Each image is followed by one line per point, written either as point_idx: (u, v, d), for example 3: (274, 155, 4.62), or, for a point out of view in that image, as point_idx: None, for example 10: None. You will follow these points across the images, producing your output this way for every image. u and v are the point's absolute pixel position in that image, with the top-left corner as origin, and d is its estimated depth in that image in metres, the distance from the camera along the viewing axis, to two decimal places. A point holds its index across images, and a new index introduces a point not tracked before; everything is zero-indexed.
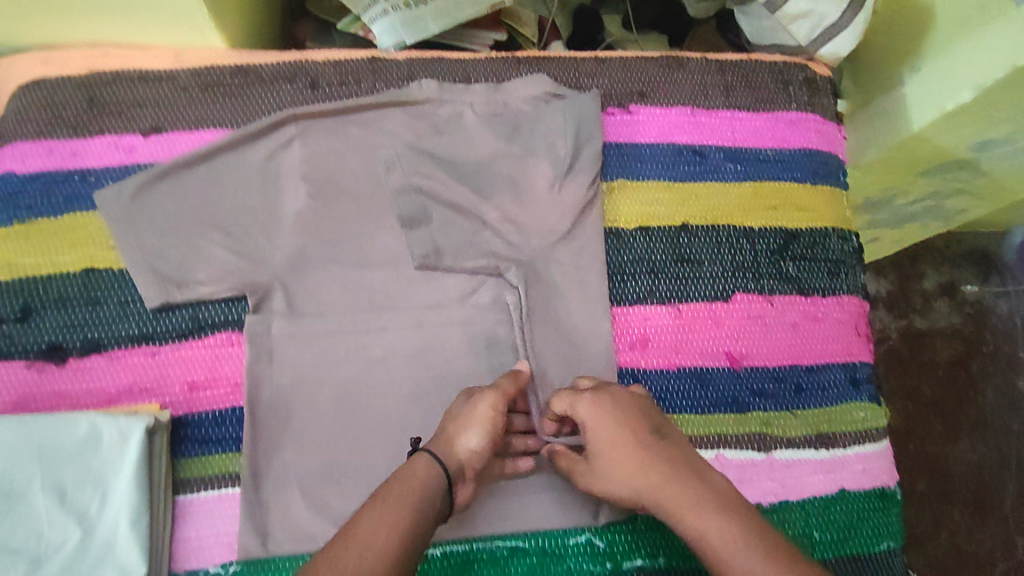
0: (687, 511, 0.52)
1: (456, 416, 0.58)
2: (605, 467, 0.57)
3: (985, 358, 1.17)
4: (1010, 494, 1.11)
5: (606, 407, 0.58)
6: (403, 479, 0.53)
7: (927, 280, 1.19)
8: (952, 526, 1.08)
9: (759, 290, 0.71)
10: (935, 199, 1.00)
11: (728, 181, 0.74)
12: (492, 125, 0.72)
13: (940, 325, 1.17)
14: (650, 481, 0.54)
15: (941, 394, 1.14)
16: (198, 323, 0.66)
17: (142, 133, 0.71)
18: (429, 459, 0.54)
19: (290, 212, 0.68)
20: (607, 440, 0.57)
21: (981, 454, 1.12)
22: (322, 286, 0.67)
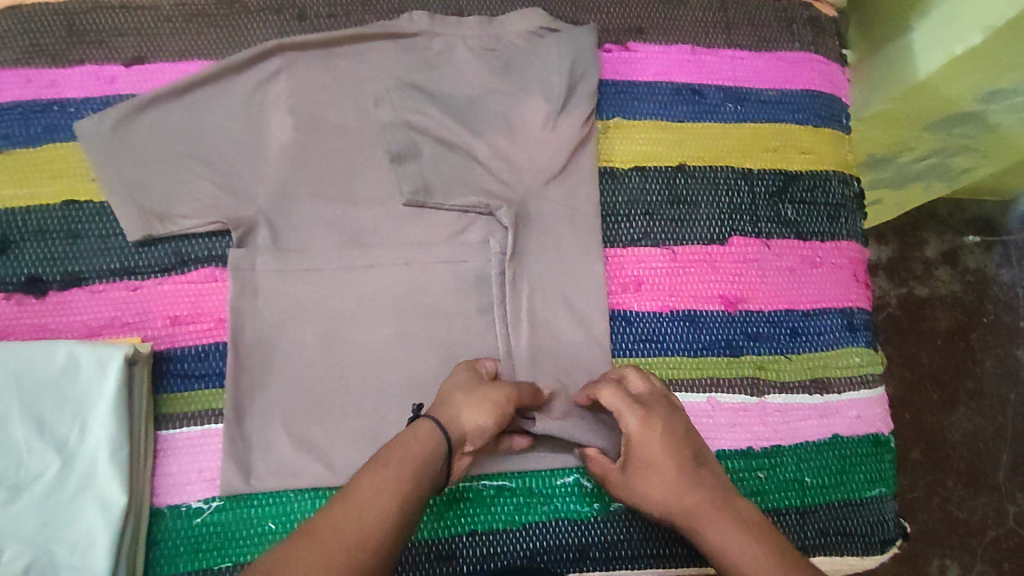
0: (711, 525, 0.52)
1: (469, 387, 0.56)
2: (637, 479, 0.56)
3: (986, 329, 1.13)
4: (1005, 465, 1.07)
5: (657, 422, 0.56)
6: (406, 442, 0.50)
7: (929, 247, 1.15)
8: (944, 492, 1.06)
9: (756, 233, 0.70)
10: (940, 156, 0.92)
11: (728, 121, 0.73)
12: (485, 60, 0.70)
13: (940, 293, 1.13)
14: (684, 502, 0.54)
15: (939, 363, 1.10)
16: (182, 257, 0.65)
17: (123, 63, 0.68)
18: (434, 425, 0.52)
19: (274, 146, 0.66)
20: (650, 455, 0.55)
21: (978, 425, 1.09)
22: (307, 221, 0.65)
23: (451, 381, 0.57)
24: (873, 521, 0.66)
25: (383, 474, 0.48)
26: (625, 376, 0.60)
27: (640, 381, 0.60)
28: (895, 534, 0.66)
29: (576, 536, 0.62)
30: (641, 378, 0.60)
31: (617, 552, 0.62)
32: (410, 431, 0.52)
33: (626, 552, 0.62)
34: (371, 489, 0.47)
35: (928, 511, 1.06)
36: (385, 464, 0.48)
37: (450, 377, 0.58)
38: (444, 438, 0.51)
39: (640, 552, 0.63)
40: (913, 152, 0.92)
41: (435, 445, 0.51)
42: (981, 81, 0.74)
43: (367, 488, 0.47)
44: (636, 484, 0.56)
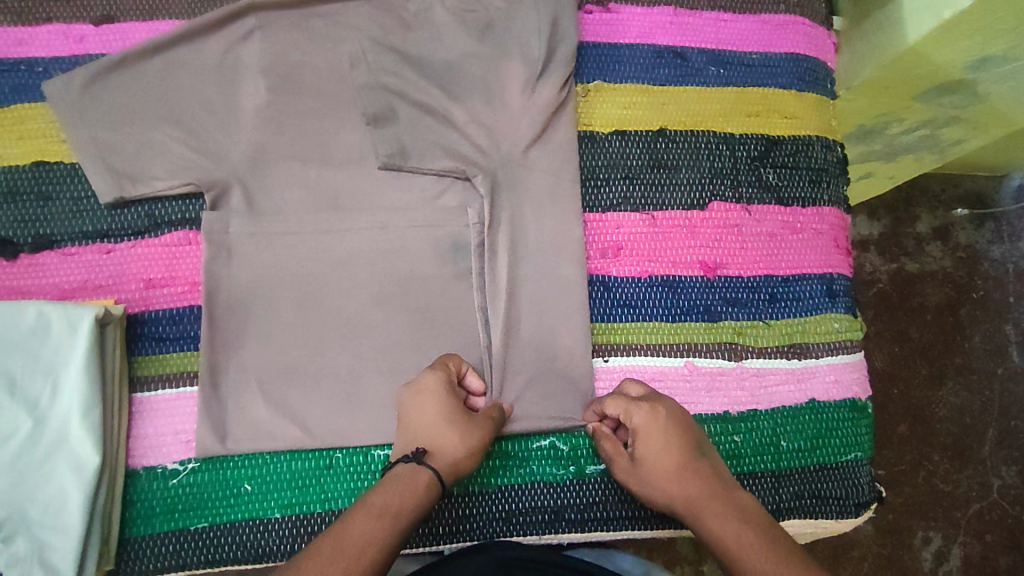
0: (708, 512, 0.52)
1: (463, 427, 0.55)
2: (645, 472, 0.56)
3: (975, 304, 1.12)
4: (991, 439, 1.08)
5: (659, 416, 0.56)
6: (404, 489, 0.51)
7: (921, 223, 1.15)
8: (930, 466, 1.07)
9: (736, 199, 0.70)
10: (931, 127, 0.91)
11: (710, 85, 0.72)
12: (463, 20, 0.68)
13: (931, 269, 1.13)
14: (687, 493, 0.53)
15: (927, 338, 1.10)
16: (154, 220, 0.64)
17: (92, 22, 0.67)
18: (432, 474, 0.52)
19: (247, 107, 0.65)
20: (653, 449, 0.55)
21: (964, 399, 1.09)
22: (282, 185, 0.64)
23: (435, 409, 0.55)
24: (848, 484, 0.66)
25: (375, 518, 0.48)
26: (628, 387, 0.62)
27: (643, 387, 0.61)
28: (870, 497, 0.66)
29: (551, 498, 0.63)
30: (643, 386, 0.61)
31: (593, 514, 0.63)
32: (405, 472, 0.52)
33: (601, 514, 0.63)
34: (361, 530, 0.47)
35: (913, 484, 1.06)
36: (376, 507, 0.49)
37: (429, 399, 0.56)
38: (440, 490, 0.53)
39: (614, 514, 0.63)
40: (904, 123, 0.90)
41: (430, 496, 0.52)
42: (972, 47, 0.73)
43: (357, 530, 0.47)
44: (643, 479, 0.56)
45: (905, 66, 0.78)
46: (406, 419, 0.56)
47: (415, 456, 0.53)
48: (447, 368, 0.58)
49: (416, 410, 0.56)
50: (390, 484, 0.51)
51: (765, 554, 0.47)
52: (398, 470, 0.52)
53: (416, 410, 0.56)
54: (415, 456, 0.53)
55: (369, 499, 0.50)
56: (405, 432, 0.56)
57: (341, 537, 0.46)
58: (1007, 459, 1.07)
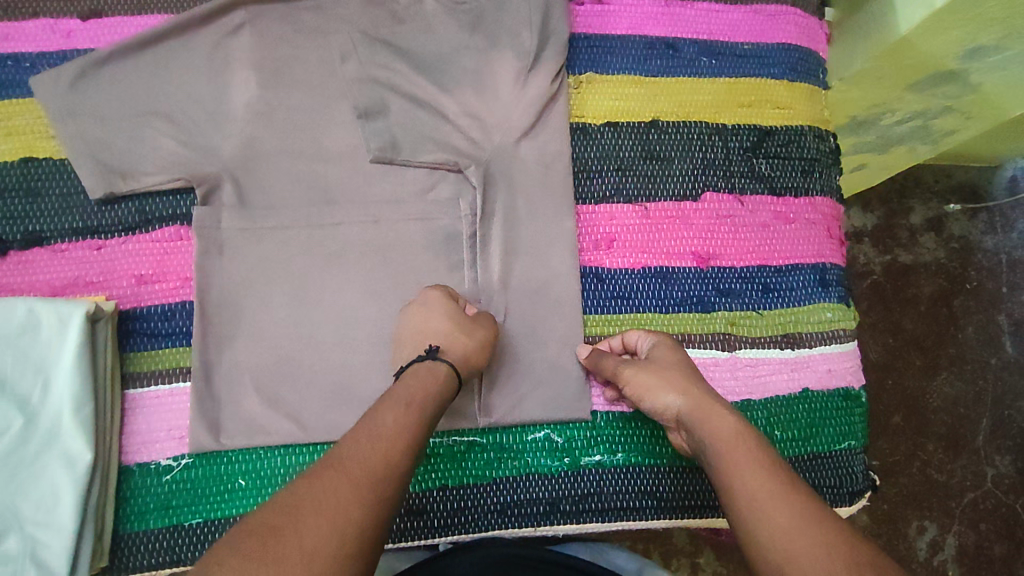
0: (714, 414, 0.51)
1: (466, 327, 0.58)
2: (659, 369, 0.56)
3: (968, 295, 1.13)
4: (984, 428, 1.09)
5: (682, 347, 0.60)
6: (429, 380, 0.52)
7: (914, 214, 1.15)
8: (925, 456, 1.07)
9: (729, 189, 0.70)
10: (923, 117, 0.91)
11: (702, 76, 0.72)
12: (455, 13, 0.68)
13: (924, 260, 1.13)
14: (698, 395, 0.53)
15: (921, 329, 1.11)
16: (145, 216, 0.64)
17: (80, 17, 0.66)
18: (450, 367, 0.54)
19: (239, 101, 0.65)
20: (673, 360, 0.57)
21: (958, 389, 1.10)
22: (273, 179, 0.64)
23: (438, 316, 0.58)
24: (843, 473, 0.66)
25: (402, 412, 0.48)
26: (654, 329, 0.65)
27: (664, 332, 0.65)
28: (864, 486, 0.67)
29: (546, 490, 0.63)
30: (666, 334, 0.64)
31: (587, 506, 0.63)
32: (423, 367, 0.54)
33: (596, 506, 0.63)
34: (388, 423, 0.47)
35: (908, 474, 1.07)
36: (403, 402, 0.49)
37: (436, 307, 0.59)
38: (457, 381, 0.54)
39: (610, 505, 0.63)
40: (896, 113, 0.91)
41: (450, 384, 0.54)
42: (964, 36, 0.73)
43: (386, 423, 0.47)
44: (655, 371, 0.56)
45: (897, 55, 0.78)
46: (414, 329, 0.58)
47: (431, 352, 0.54)
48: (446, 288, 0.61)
49: (425, 317, 0.58)
50: (409, 381, 0.52)
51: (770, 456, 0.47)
52: (418, 366, 0.54)
53: (422, 318, 0.58)
54: (431, 352, 0.55)
55: (393, 394, 0.50)
56: (414, 339, 0.57)
57: (371, 430, 0.46)
58: (1000, 448, 1.08)
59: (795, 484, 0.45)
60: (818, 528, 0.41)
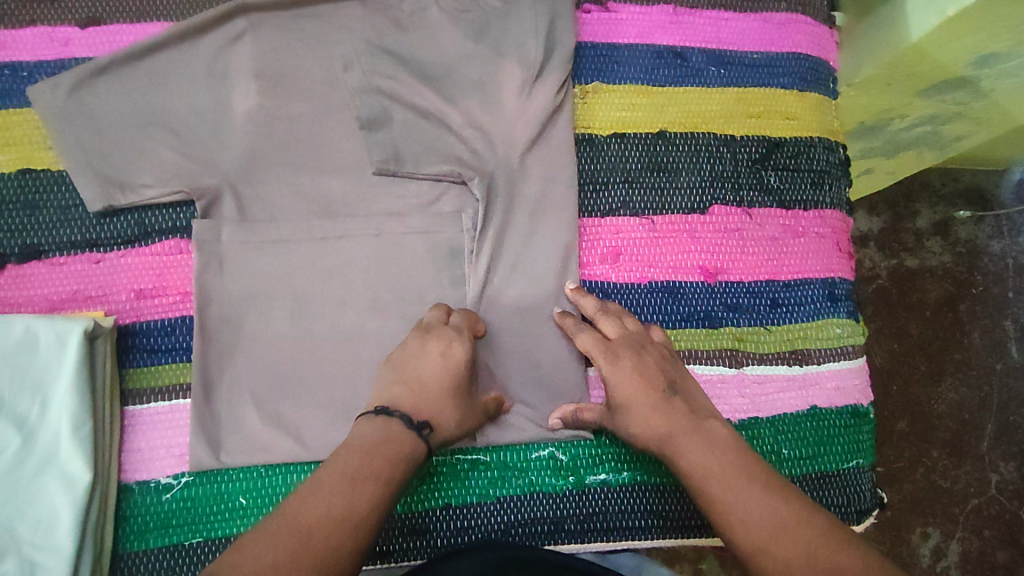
0: (681, 447, 0.53)
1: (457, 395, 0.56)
2: (618, 418, 0.57)
3: (975, 300, 1.12)
4: (990, 435, 1.08)
5: (629, 356, 0.58)
6: (403, 457, 0.51)
7: (920, 218, 1.14)
8: (929, 463, 1.07)
9: (738, 202, 0.69)
10: (932, 124, 0.90)
11: (710, 86, 0.71)
12: (459, 23, 0.68)
13: (930, 264, 1.12)
14: (665, 427, 0.54)
15: (927, 335, 1.10)
16: (144, 228, 0.63)
17: (79, 24, 0.65)
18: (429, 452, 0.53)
19: (240, 112, 0.65)
20: (627, 396, 0.56)
21: (963, 395, 1.09)
22: (275, 192, 0.64)
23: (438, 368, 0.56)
24: (850, 491, 0.65)
25: (375, 486, 0.48)
26: (598, 320, 0.62)
27: (615, 314, 0.63)
28: (871, 504, 0.66)
29: (550, 509, 0.62)
30: (611, 317, 0.62)
31: (592, 525, 0.62)
32: (405, 439, 0.52)
33: (601, 525, 0.62)
34: (359, 498, 0.47)
35: (911, 480, 1.06)
36: (379, 474, 0.49)
37: (440, 358, 0.56)
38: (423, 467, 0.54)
39: (615, 525, 0.62)
40: (904, 119, 0.90)
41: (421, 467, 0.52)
42: (975, 44, 0.72)
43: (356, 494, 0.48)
44: (618, 422, 0.57)
45: (906, 61, 0.78)
46: (409, 373, 0.55)
47: (416, 427, 0.52)
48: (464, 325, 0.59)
49: (427, 364, 0.56)
50: (389, 439, 0.51)
51: (740, 481, 0.50)
52: (397, 433, 0.52)
53: (428, 367, 0.56)
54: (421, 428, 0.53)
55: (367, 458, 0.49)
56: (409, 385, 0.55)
57: (339, 503, 0.47)
58: (1006, 455, 1.07)
59: (766, 497, 0.49)
60: (792, 546, 0.46)
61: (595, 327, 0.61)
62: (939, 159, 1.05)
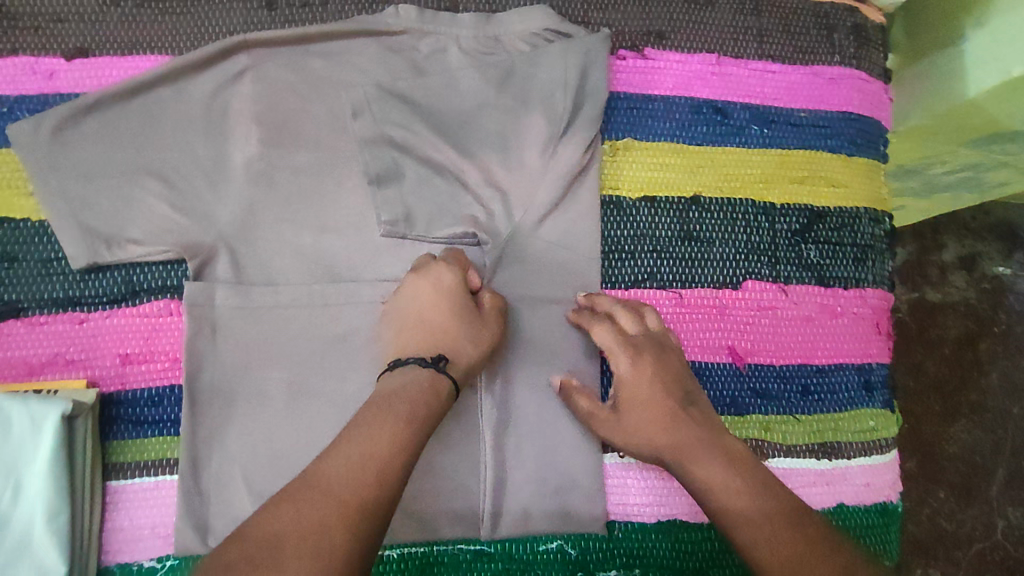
0: (695, 460, 0.51)
1: (473, 330, 0.54)
2: (629, 421, 0.55)
3: (996, 339, 1.07)
4: (1000, 480, 1.03)
5: (649, 358, 0.56)
6: (423, 387, 0.49)
7: (947, 251, 1.09)
8: (936, 505, 1.03)
9: (773, 278, 0.64)
10: (975, 171, 0.86)
11: (751, 147, 0.66)
12: (481, 67, 0.62)
13: (953, 300, 1.07)
14: (678, 439, 0.52)
15: (944, 373, 1.05)
16: (132, 287, 0.58)
17: (65, 55, 0.59)
18: (453, 383, 0.51)
19: (239, 160, 0.60)
20: (640, 402, 0.55)
21: (976, 438, 1.04)
22: (273, 250, 0.59)
23: (444, 309, 0.54)
24: None
25: (399, 425, 0.45)
26: (615, 314, 0.59)
27: (636, 310, 0.59)
28: None
29: None
30: (631, 312, 0.59)
31: None
32: (424, 375, 0.50)
33: None
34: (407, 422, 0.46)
35: (916, 522, 1.03)
36: (432, 386, 0.49)
37: (443, 292, 0.55)
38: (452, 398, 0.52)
39: None
40: (946, 164, 0.86)
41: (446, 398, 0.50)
42: None
43: (379, 437, 0.44)
44: (628, 427, 0.55)
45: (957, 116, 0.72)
46: (420, 317, 0.54)
47: (435, 362, 0.51)
48: (459, 263, 0.57)
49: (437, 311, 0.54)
50: (411, 384, 0.49)
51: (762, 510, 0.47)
52: (416, 370, 0.50)
53: (428, 306, 0.54)
54: (433, 359, 0.51)
55: (392, 401, 0.47)
56: (415, 328, 0.54)
57: (385, 434, 0.44)
58: (1015, 500, 1.03)
59: (791, 525, 0.45)
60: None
61: (612, 321, 0.58)
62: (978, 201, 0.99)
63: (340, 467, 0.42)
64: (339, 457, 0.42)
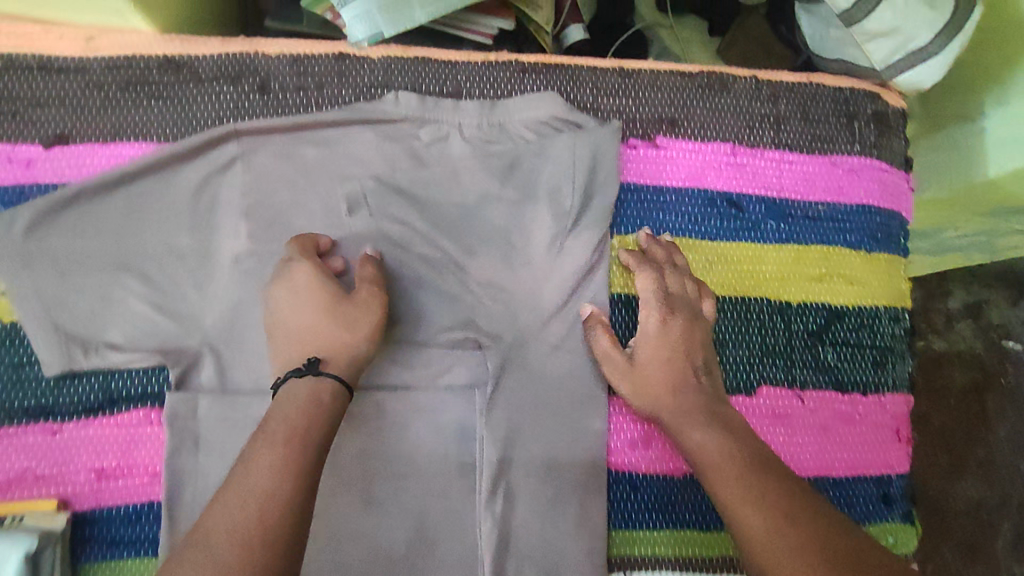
0: (689, 427, 0.53)
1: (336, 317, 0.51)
2: (643, 372, 0.56)
3: (1000, 391, 0.99)
4: (1006, 537, 0.96)
5: (682, 322, 0.56)
6: (304, 398, 0.46)
7: (952, 298, 1.00)
8: (941, 562, 0.95)
9: (788, 383, 0.61)
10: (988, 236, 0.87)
11: (767, 242, 0.62)
12: (484, 159, 0.59)
13: (957, 348, 0.99)
14: (682, 403, 0.54)
15: (949, 424, 0.98)
16: (109, 395, 0.54)
17: (43, 142, 0.56)
18: (335, 380, 0.48)
19: (226, 258, 0.56)
20: (658, 357, 0.56)
21: (981, 492, 0.97)
22: (260, 355, 0.55)
23: (304, 306, 0.51)
24: None
25: (279, 448, 0.43)
26: (665, 271, 0.58)
27: (683, 272, 0.59)
28: None
29: None
30: (680, 275, 0.59)
31: None
32: (301, 387, 0.47)
33: None
34: (302, 421, 0.45)
35: None
36: (312, 388, 0.47)
37: (305, 294, 0.51)
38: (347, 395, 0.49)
39: None
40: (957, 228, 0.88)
41: (336, 397, 0.47)
42: None
43: (263, 468, 0.42)
44: (639, 378, 0.56)
45: None
46: (285, 326, 0.51)
47: (309, 369, 0.48)
48: (304, 251, 0.54)
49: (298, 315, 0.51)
50: (292, 401, 0.46)
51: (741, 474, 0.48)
52: (293, 386, 0.47)
53: (288, 311, 0.51)
54: (307, 367, 0.48)
55: (273, 426, 0.44)
56: (288, 339, 0.51)
57: (277, 446, 0.43)
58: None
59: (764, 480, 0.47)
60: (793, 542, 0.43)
61: (659, 274, 0.58)
62: (988, 260, 0.96)
63: (232, 515, 0.40)
64: (232, 496, 0.41)
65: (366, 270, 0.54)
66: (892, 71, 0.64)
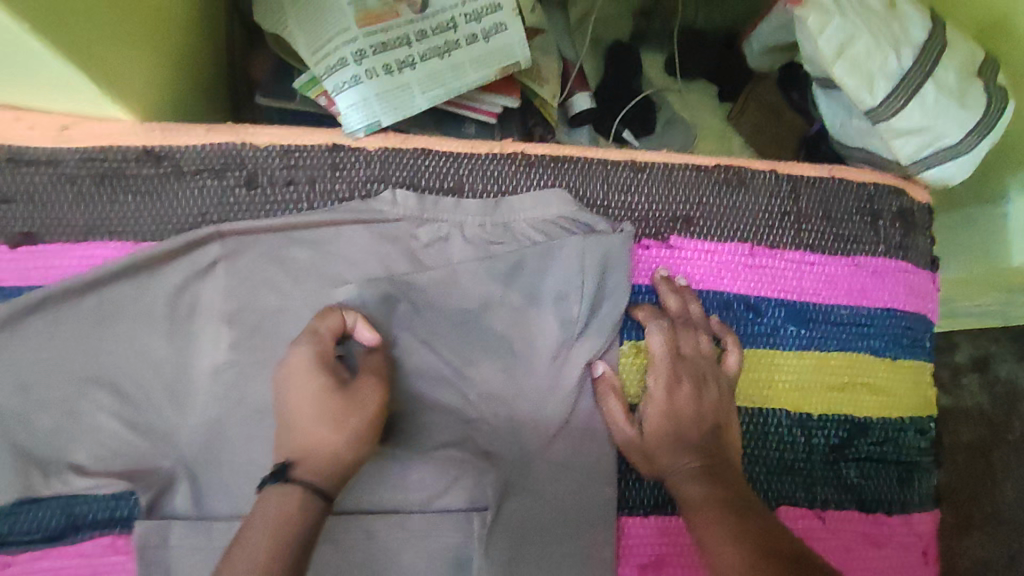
0: (682, 481, 0.50)
1: (320, 416, 0.44)
2: (648, 436, 0.53)
3: (1010, 448, 0.93)
4: None
5: (689, 384, 0.54)
6: (273, 517, 0.41)
7: (958, 352, 0.95)
8: None
9: (809, 502, 0.57)
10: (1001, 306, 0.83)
11: (787, 349, 0.59)
12: (485, 263, 0.54)
13: (965, 405, 0.93)
14: (679, 460, 0.52)
15: (955, 481, 0.92)
16: (71, 521, 0.50)
17: (8, 242, 0.51)
18: (303, 489, 0.42)
19: (205, 368, 0.52)
20: (664, 418, 0.53)
21: (991, 554, 0.91)
22: (241, 476, 0.51)
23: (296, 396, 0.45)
24: None
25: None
26: (675, 326, 0.56)
27: (696, 325, 0.56)
28: None
29: None
30: (690, 331, 0.56)
31: None
32: (272, 503, 0.42)
33: None
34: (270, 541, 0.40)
35: None
36: (282, 506, 0.41)
37: (298, 380, 0.45)
38: (322, 500, 0.43)
39: None
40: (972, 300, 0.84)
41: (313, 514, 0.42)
42: None
43: None
44: (644, 441, 0.53)
45: None
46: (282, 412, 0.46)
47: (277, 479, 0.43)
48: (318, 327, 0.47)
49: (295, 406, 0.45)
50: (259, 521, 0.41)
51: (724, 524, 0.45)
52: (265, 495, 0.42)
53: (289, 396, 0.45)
54: (276, 477, 0.43)
55: (243, 546, 0.39)
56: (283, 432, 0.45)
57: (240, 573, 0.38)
58: None
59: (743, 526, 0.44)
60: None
61: (669, 330, 0.55)
62: (1001, 326, 0.92)
63: None
64: None
65: (377, 356, 0.49)
66: (920, 166, 0.60)
